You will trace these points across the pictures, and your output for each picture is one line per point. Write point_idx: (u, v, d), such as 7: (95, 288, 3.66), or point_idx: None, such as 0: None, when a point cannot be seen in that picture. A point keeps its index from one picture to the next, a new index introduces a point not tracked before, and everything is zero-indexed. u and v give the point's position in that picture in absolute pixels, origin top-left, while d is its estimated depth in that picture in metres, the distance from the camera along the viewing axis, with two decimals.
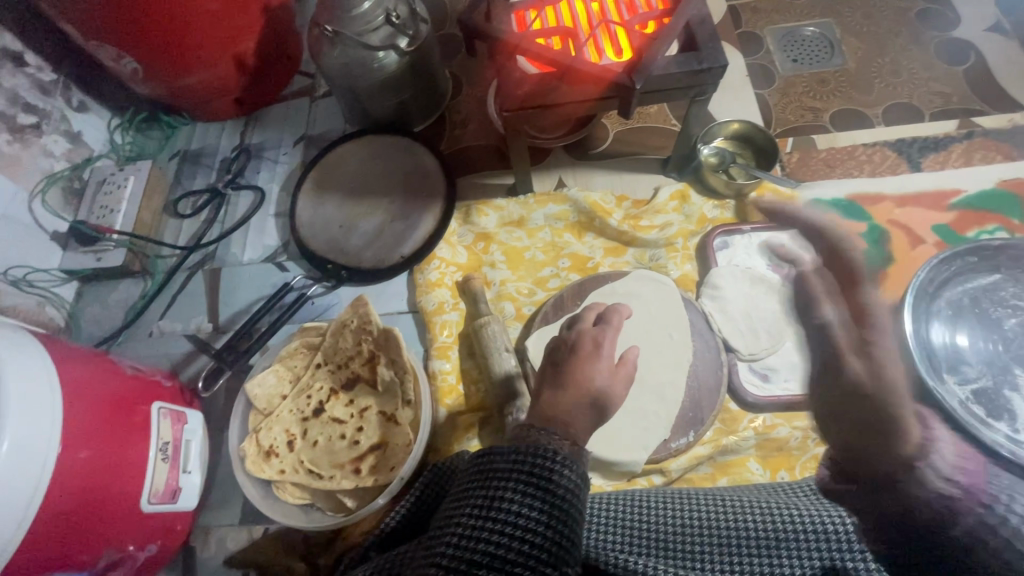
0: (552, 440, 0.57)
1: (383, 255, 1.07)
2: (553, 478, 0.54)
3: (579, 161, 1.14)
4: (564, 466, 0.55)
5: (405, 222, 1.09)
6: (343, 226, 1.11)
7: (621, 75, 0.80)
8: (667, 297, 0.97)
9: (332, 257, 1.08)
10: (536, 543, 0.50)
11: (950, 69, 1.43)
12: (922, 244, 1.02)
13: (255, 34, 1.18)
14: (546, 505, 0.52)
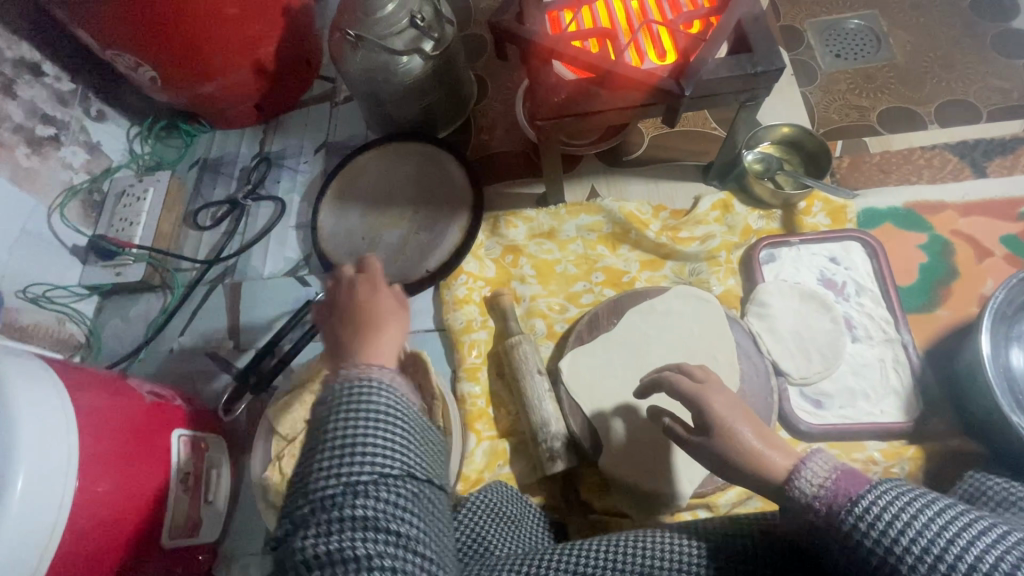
0: (373, 369, 0.57)
1: (407, 269, 1.02)
2: (372, 398, 0.54)
3: (613, 168, 1.08)
4: (376, 391, 0.54)
5: (430, 234, 1.05)
6: (366, 238, 1.06)
7: (664, 78, 0.74)
8: (711, 316, 0.91)
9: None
10: (364, 466, 0.49)
11: (1009, 63, 1.33)
12: (989, 256, 0.94)
13: (275, 40, 1.13)
14: (362, 427, 0.52)
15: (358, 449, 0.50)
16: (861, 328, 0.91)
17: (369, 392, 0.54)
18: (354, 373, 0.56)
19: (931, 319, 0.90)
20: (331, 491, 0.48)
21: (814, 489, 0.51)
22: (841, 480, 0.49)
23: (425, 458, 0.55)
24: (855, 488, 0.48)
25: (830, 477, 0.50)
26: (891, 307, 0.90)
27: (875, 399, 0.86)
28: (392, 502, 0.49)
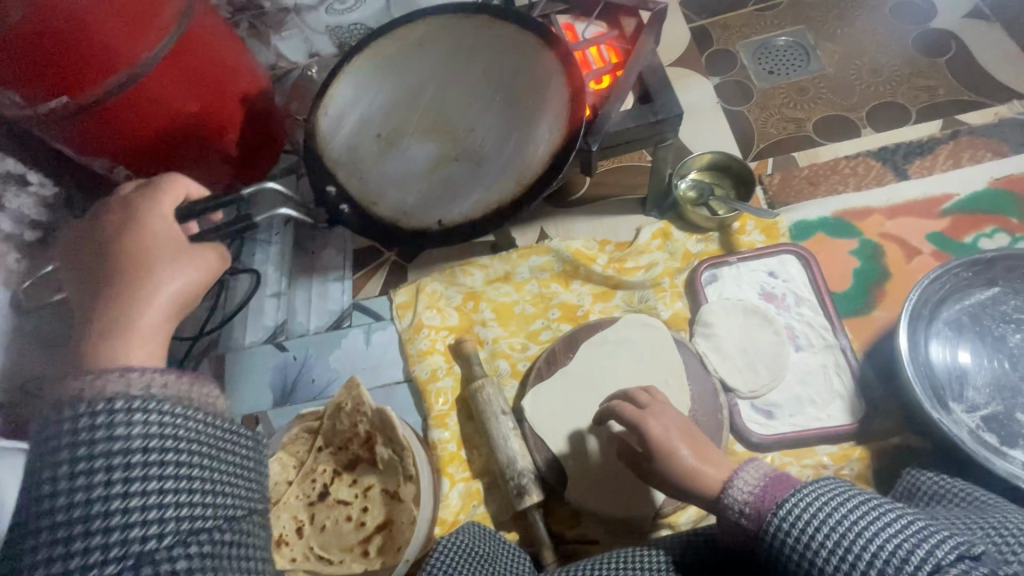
0: (118, 379, 0.48)
1: (413, 209, 0.82)
2: (135, 416, 0.46)
3: (559, 209, 1.15)
4: (126, 410, 0.47)
5: (473, 167, 0.83)
6: (383, 139, 0.88)
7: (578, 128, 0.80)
8: (660, 341, 0.96)
9: (341, 172, 0.86)
10: (150, 515, 0.44)
11: (931, 62, 1.39)
12: (917, 255, 0.99)
13: (238, 127, 1.23)
14: (141, 469, 0.45)
15: (112, 483, 0.44)
16: (803, 336, 0.95)
17: (128, 410, 0.47)
18: (88, 391, 0.47)
19: (868, 320, 0.95)
20: (118, 542, 0.43)
21: (743, 495, 0.61)
22: (766, 485, 0.60)
23: (233, 484, 0.50)
24: (778, 493, 0.58)
25: (759, 485, 0.60)
26: (829, 314, 0.95)
27: (822, 405, 0.90)
28: (188, 550, 0.45)
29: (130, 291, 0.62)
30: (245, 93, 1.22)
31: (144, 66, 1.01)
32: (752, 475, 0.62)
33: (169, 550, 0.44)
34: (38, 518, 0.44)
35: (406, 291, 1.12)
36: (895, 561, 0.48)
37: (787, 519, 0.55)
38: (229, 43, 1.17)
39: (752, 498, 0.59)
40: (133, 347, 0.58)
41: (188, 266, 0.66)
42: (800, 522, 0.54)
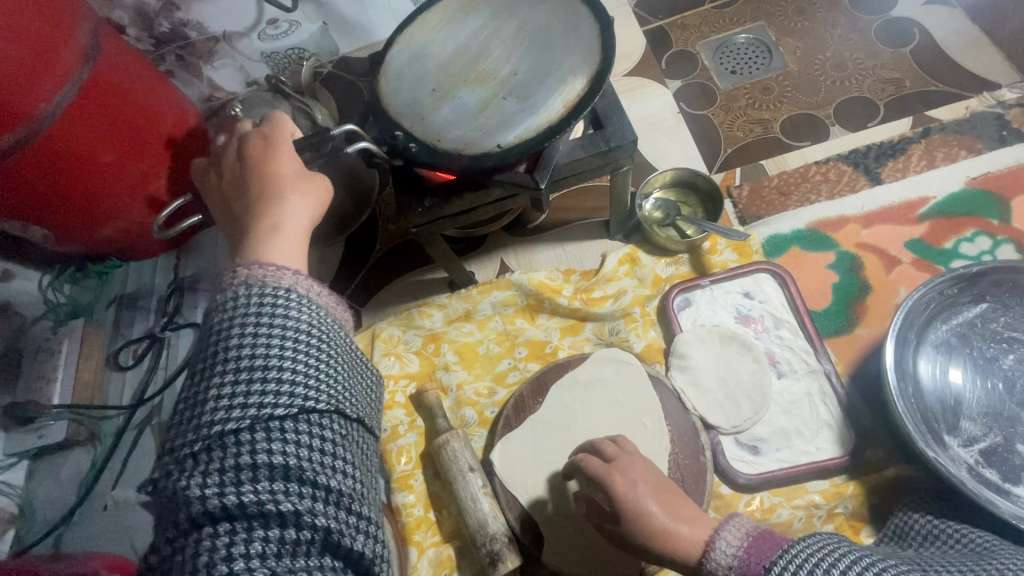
0: (285, 275, 0.56)
1: (474, 139, 0.73)
2: (298, 308, 0.54)
3: (519, 238, 1.07)
4: (292, 299, 0.54)
5: (522, 101, 0.74)
6: (438, 92, 0.78)
7: (527, 141, 0.71)
8: (633, 378, 0.89)
9: (407, 125, 0.76)
10: (303, 392, 0.50)
11: (896, 53, 1.35)
12: (898, 265, 0.93)
13: (166, 172, 1.12)
14: (302, 354, 0.52)
15: (277, 351, 0.51)
16: (784, 361, 0.89)
17: (293, 302, 0.54)
18: (262, 279, 0.55)
19: (851, 339, 0.90)
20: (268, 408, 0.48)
21: (728, 559, 0.59)
22: (752, 546, 0.59)
23: (357, 392, 0.57)
24: (766, 558, 0.58)
25: (743, 545, 0.59)
26: (810, 336, 0.89)
27: (809, 436, 0.84)
28: (319, 434, 0.50)
29: (269, 210, 0.64)
30: (172, 135, 1.11)
31: (41, 118, 0.91)
32: (730, 535, 0.61)
33: (318, 419, 0.51)
34: (214, 367, 0.51)
35: (362, 338, 1.04)
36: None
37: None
38: (147, 82, 1.08)
39: (740, 562, 0.58)
40: (285, 254, 0.62)
41: (310, 196, 0.67)
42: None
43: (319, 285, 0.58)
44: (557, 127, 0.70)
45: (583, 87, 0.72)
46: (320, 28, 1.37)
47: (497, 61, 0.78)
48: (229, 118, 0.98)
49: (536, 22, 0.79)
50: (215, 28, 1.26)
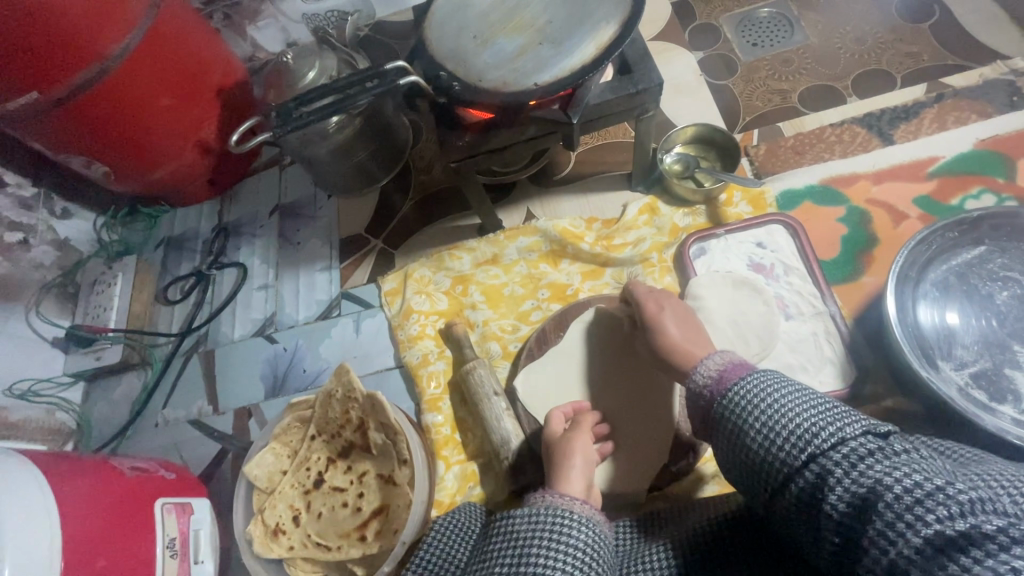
0: (575, 502, 0.67)
1: (513, 79, 0.79)
2: (578, 529, 0.63)
3: (544, 190, 1.14)
4: (581, 522, 0.64)
5: (558, 45, 0.80)
6: (479, 39, 0.84)
7: (561, 80, 0.77)
8: None
9: (450, 67, 0.82)
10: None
11: (916, 28, 1.38)
12: (905, 219, 0.98)
13: (215, 119, 1.20)
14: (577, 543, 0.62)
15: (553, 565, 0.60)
16: (793, 305, 0.95)
17: (576, 523, 0.64)
18: (559, 505, 0.66)
19: (857, 286, 0.95)
20: None
21: (705, 378, 0.67)
22: (727, 371, 0.66)
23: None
24: (733, 375, 0.64)
25: (720, 368, 0.67)
26: (818, 282, 0.95)
27: (814, 371, 0.90)
28: None
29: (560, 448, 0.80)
30: (222, 85, 1.19)
31: (110, 58, 0.99)
32: (719, 363, 0.68)
33: None
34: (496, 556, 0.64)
35: (395, 277, 1.12)
36: (814, 433, 0.53)
37: (735, 398, 0.61)
38: (201, 33, 1.15)
39: (715, 378, 0.66)
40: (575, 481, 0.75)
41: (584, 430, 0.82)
42: (744, 396, 0.61)
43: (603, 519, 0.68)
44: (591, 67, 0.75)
45: (615, 32, 0.78)
46: None
47: (535, 11, 0.84)
48: (279, 68, 1.05)
49: None
50: None
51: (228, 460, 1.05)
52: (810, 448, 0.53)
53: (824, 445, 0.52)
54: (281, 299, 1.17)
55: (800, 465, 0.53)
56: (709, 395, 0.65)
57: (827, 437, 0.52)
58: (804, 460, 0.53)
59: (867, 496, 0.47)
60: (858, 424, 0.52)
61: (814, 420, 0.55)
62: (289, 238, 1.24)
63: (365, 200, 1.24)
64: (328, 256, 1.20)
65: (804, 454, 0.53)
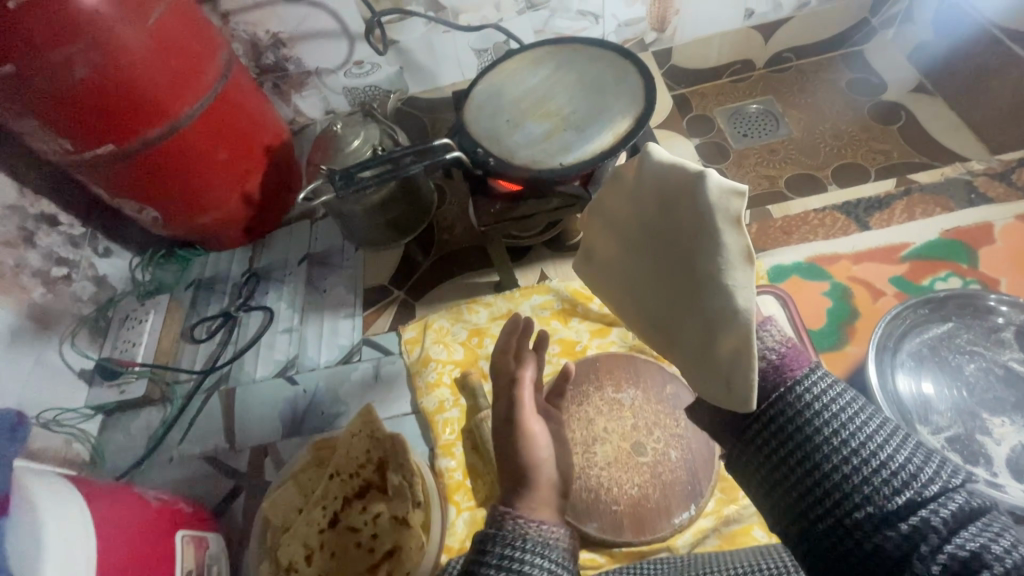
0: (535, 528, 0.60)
1: (542, 159, 0.91)
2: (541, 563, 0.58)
3: (557, 253, 1.25)
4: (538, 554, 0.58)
5: (580, 132, 0.93)
6: (511, 122, 0.97)
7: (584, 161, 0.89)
8: (652, 375, 1.04)
9: (486, 145, 0.94)
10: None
11: (886, 128, 1.57)
12: (883, 296, 1.09)
13: (260, 174, 1.32)
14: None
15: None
16: None
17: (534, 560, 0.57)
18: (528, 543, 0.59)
19: (842, 355, 1.05)
20: None
21: (770, 347, 0.54)
22: (790, 354, 0.53)
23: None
24: (799, 368, 0.52)
25: (781, 347, 0.54)
26: (806, 349, 1.03)
27: None
28: None
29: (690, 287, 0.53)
30: (269, 145, 1.32)
31: (180, 118, 1.11)
32: (781, 333, 0.55)
33: None
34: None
35: (415, 327, 1.20)
36: (905, 477, 0.43)
37: (811, 402, 0.49)
38: (257, 100, 1.29)
39: (776, 360, 0.53)
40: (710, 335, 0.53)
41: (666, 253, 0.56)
42: (821, 397, 0.49)
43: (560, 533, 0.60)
44: (609, 152, 0.89)
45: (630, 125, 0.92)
46: (396, 71, 1.55)
47: (562, 102, 0.98)
48: (328, 136, 1.19)
49: (594, 75, 1.00)
50: (310, 64, 1.49)
51: (242, 498, 1.07)
52: (900, 492, 0.43)
53: (913, 481, 0.43)
54: (304, 342, 1.24)
55: (881, 484, 0.44)
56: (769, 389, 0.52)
57: (912, 467, 0.44)
58: (888, 482, 0.43)
59: (972, 561, 0.39)
60: (949, 471, 0.43)
61: (903, 449, 0.45)
62: (316, 285, 1.32)
63: (390, 254, 1.34)
64: (352, 304, 1.28)
65: (898, 485, 0.43)
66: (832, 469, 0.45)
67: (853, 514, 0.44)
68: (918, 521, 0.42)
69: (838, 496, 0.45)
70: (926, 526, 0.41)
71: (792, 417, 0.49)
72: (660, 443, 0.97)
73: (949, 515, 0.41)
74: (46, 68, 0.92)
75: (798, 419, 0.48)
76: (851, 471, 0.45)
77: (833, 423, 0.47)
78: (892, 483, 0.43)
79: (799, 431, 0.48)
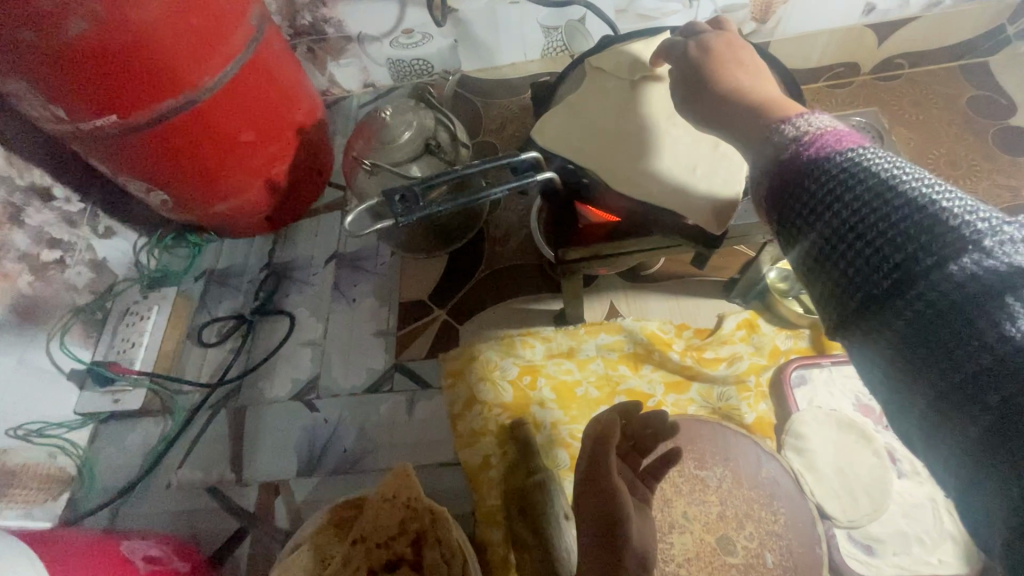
0: None
1: (654, 188, 0.72)
2: None
3: (631, 285, 1.07)
4: None
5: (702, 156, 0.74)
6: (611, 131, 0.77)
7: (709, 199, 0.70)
8: (744, 453, 0.86)
9: (579, 161, 0.75)
10: None
11: (1014, 160, 1.33)
12: None
13: (289, 158, 1.13)
14: None
15: None
16: (905, 461, 0.86)
17: None
18: None
19: None
20: None
21: (796, 137, 0.45)
22: (833, 138, 0.43)
23: None
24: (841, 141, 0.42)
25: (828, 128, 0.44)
26: None
27: (931, 545, 0.80)
28: None
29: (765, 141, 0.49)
30: (302, 124, 1.13)
31: (200, 90, 0.92)
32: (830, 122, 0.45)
33: None
34: None
35: (458, 357, 1.02)
36: (939, 214, 0.35)
37: (849, 164, 0.40)
38: (290, 68, 1.09)
39: (812, 135, 0.44)
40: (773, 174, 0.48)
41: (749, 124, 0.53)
42: (858, 162, 0.40)
43: None
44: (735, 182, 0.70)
45: None
46: (449, 45, 1.33)
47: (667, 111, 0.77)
48: (374, 122, 0.98)
49: None
50: (352, 29, 1.27)
51: (246, 544, 0.92)
52: (932, 228, 0.35)
53: (966, 233, 0.33)
54: (328, 360, 1.07)
55: (920, 239, 0.35)
56: (802, 154, 0.43)
57: (963, 219, 0.34)
58: (930, 236, 0.35)
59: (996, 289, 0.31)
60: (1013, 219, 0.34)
61: (953, 199, 0.35)
62: (344, 291, 1.15)
63: (432, 263, 1.16)
64: (385, 320, 1.10)
65: (939, 235, 0.34)
66: (855, 226, 0.38)
67: (879, 271, 0.36)
68: (946, 274, 0.33)
69: (873, 258, 0.37)
70: (958, 278, 0.33)
71: (822, 182, 0.41)
72: (753, 542, 0.80)
73: (1011, 265, 0.31)
74: (34, 14, 0.73)
75: (837, 181, 0.40)
76: (881, 228, 0.37)
77: (870, 182, 0.38)
78: (935, 235, 0.34)
79: (827, 200, 0.40)
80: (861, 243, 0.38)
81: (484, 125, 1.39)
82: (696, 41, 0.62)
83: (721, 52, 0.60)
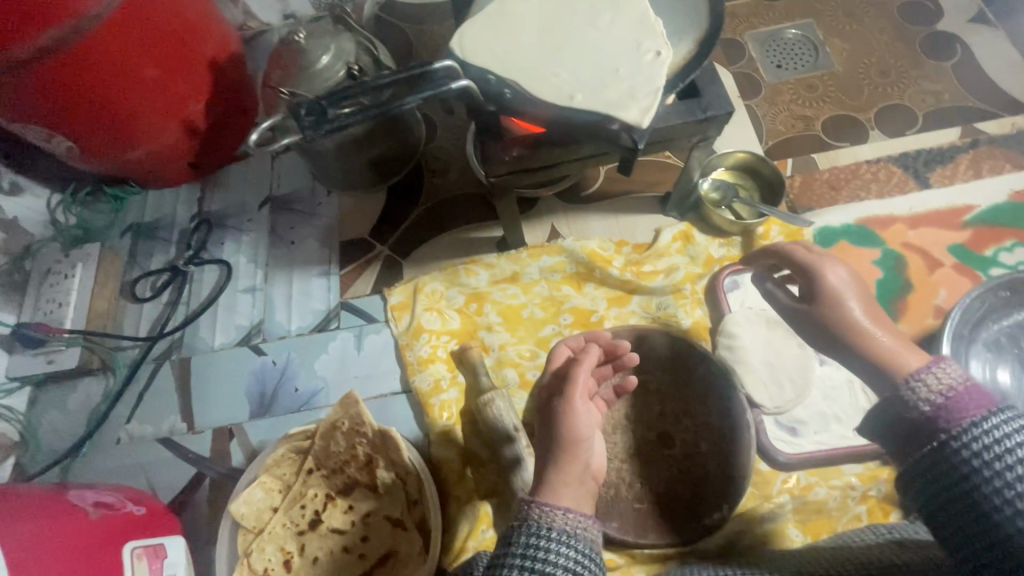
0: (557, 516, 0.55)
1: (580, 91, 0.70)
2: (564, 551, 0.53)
3: (570, 206, 1.07)
4: (560, 540, 0.54)
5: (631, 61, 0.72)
6: (534, 40, 0.74)
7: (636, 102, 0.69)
8: (681, 355, 0.90)
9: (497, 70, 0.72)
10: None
11: (939, 65, 1.36)
12: (939, 267, 1.14)
13: (205, 97, 1.06)
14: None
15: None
16: None
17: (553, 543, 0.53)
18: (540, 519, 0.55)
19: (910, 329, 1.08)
20: None
21: (928, 400, 0.50)
22: (960, 397, 0.49)
23: None
24: (971, 410, 0.48)
25: (954, 385, 0.49)
26: None
27: (847, 421, 0.88)
28: None
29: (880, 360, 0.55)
30: (215, 58, 1.05)
31: (86, 18, 0.84)
32: (954, 376, 0.50)
33: None
34: None
35: (403, 291, 1.02)
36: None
37: (971, 449, 0.46)
38: None
39: (941, 399, 0.49)
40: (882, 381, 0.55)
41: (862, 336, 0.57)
42: (989, 447, 0.46)
43: (598, 531, 0.57)
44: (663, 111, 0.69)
45: (686, 56, 0.75)
46: None
47: (589, 16, 0.76)
48: (290, 47, 0.93)
49: None
50: None
51: (204, 487, 0.93)
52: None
53: None
54: (270, 305, 1.05)
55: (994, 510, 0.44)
56: (931, 419, 0.49)
57: None
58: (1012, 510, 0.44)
59: None
60: None
61: None
62: (282, 235, 1.11)
63: (371, 201, 1.13)
64: (327, 261, 1.08)
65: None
66: (953, 488, 0.47)
67: (955, 520, 0.46)
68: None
69: (949, 496, 0.47)
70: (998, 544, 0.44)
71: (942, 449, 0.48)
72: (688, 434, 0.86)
73: None
74: None
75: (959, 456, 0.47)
76: (968, 488, 0.46)
77: (977, 460, 0.46)
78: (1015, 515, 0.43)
79: (933, 458, 0.48)
80: (944, 493, 0.47)
81: (417, 52, 1.31)
82: (821, 265, 0.62)
83: (834, 280, 0.60)
